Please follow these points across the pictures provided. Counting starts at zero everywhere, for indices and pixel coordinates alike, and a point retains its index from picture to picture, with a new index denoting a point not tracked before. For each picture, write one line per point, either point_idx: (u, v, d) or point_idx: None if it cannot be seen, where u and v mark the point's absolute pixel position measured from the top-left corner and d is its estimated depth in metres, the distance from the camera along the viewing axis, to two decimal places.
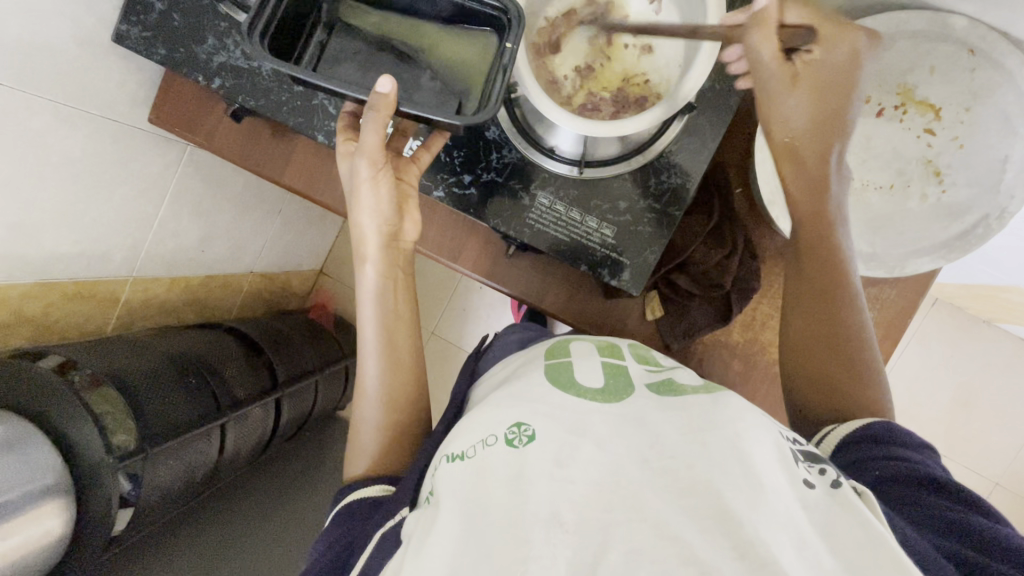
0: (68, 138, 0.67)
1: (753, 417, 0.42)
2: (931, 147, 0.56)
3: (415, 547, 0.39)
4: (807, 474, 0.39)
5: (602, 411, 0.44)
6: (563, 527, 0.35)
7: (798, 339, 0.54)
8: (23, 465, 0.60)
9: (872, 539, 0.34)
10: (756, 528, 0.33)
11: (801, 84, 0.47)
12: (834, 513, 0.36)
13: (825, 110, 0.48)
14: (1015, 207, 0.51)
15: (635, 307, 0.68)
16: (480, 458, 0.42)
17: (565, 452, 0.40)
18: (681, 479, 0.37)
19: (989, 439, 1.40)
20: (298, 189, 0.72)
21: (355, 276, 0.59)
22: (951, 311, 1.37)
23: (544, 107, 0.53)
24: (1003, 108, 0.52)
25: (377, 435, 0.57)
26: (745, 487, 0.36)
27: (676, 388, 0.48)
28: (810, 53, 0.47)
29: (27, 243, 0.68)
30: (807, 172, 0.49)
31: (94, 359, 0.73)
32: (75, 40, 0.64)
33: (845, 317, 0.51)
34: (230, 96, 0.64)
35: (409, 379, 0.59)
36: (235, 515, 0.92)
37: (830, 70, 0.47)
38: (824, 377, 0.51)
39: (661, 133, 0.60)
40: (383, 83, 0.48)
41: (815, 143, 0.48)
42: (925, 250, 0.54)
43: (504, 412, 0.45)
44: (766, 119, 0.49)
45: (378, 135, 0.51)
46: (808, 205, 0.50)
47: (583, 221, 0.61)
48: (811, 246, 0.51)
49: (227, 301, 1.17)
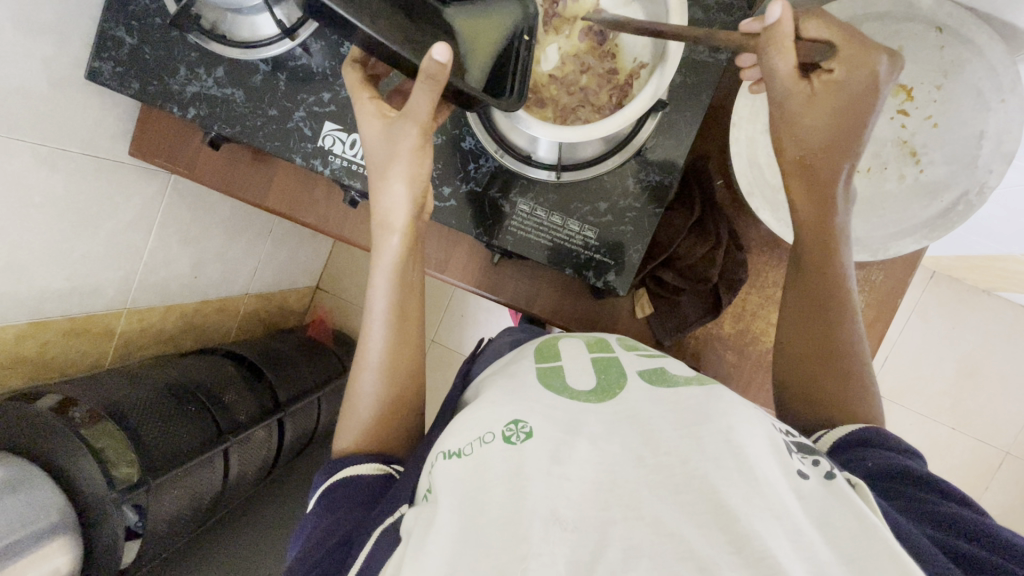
0: (50, 177, 0.68)
1: (746, 410, 0.42)
2: (906, 127, 0.55)
3: (413, 547, 0.38)
4: (801, 465, 0.40)
5: (596, 411, 0.45)
6: (562, 524, 0.35)
7: (790, 339, 0.54)
8: (26, 507, 0.60)
9: (867, 531, 0.33)
10: (751, 521, 0.33)
11: (818, 102, 0.46)
12: (828, 503, 0.36)
13: (843, 125, 0.46)
14: (994, 181, 0.50)
15: (624, 304, 0.69)
16: (477, 457, 0.41)
17: (561, 451, 0.40)
18: (675, 476, 0.37)
19: (997, 407, 1.39)
20: (281, 211, 0.72)
21: (377, 242, 0.58)
22: (948, 283, 1.36)
23: (521, 120, 0.53)
24: (975, 84, 0.51)
25: (375, 407, 0.57)
26: (741, 482, 0.35)
27: (667, 377, 0.49)
28: (829, 72, 0.45)
29: (17, 284, 0.69)
30: (820, 200, 0.49)
31: (92, 395, 0.73)
32: (49, 81, 0.64)
33: (832, 324, 0.51)
34: (205, 124, 0.64)
35: (412, 355, 0.60)
36: (230, 542, 0.92)
37: (850, 97, 0.45)
38: (805, 384, 0.52)
39: (637, 129, 0.59)
40: (439, 51, 0.45)
41: (831, 159, 0.47)
42: (906, 232, 0.54)
43: (500, 408, 0.44)
44: (782, 135, 0.49)
45: (428, 105, 0.50)
46: (812, 215, 0.49)
47: (564, 225, 0.61)
48: (810, 251, 0.51)
49: (225, 325, 1.18)
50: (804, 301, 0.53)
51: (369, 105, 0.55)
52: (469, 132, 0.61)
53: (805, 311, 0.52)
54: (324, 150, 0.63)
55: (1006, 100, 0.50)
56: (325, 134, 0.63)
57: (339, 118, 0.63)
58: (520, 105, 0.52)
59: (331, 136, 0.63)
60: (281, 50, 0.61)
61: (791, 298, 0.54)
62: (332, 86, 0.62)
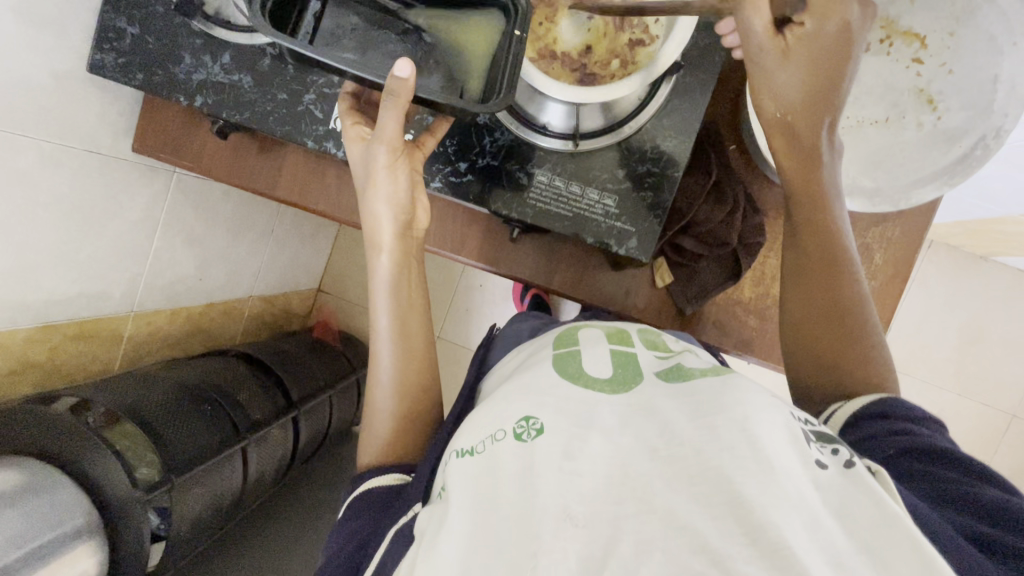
0: (54, 174, 0.66)
1: (764, 398, 0.39)
2: (921, 75, 0.55)
3: (426, 547, 0.38)
4: (819, 454, 0.37)
5: (609, 402, 0.42)
6: (572, 520, 0.34)
7: (794, 309, 0.52)
8: (51, 509, 0.59)
9: (888, 520, 0.31)
10: (767, 512, 0.31)
11: (794, 56, 0.46)
12: (849, 492, 0.34)
13: (819, 80, 0.46)
14: (1010, 123, 0.52)
15: (644, 274, 0.69)
16: (489, 455, 0.40)
17: (574, 446, 0.38)
18: (689, 467, 0.35)
19: (999, 371, 1.41)
20: (292, 201, 0.71)
21: (370, 263, 0.57)
22: (947, 251, 1.38)
23: (537, 82, 0.53)
24: (988, 29, 0.53)
25: (392, 425, 0.56)
26: (757, 471, 0.33)
27: (684, 370, 0.45)
28: (802, 25, 0.46)
29: (25, 286, 0.67)
30: (802, 161, 0.49)
31: (109, 397, 0.71)
32: (50, 74, 0.62)
33: (835, 291, 0.50)
34: (214, 112, 0.63)
35: (422, 368, 0.58)
36: (253, 555, 0.91)
37: (822, 47, 0.45)
38: (819, 348, 0.50)
39: (651, 95, 0.60)
40: (402, 66, 0.46)
41: (811, 116, 0.47)
42: (925, 180, 0.55)
43: (513, 404, 0.43)
44: (758, 86, 0.49)
45: (397, 121, 0.50)
46: (798, 175, 0.50)
47: (584, 194, 0.61)
48: (805, 207, 0.51)
49: (231, 328, 1.16)
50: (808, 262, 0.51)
51: (350, 130, 0.56)
52: None
53: (809, 275, 0.51)
54: (337, 132, 0.63)
55: (1017, 44, 0.52)
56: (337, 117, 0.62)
57: None
58: (506, 104, 0.48)
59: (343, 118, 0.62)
60: None
61: (793, 276, 0.52)
62: None
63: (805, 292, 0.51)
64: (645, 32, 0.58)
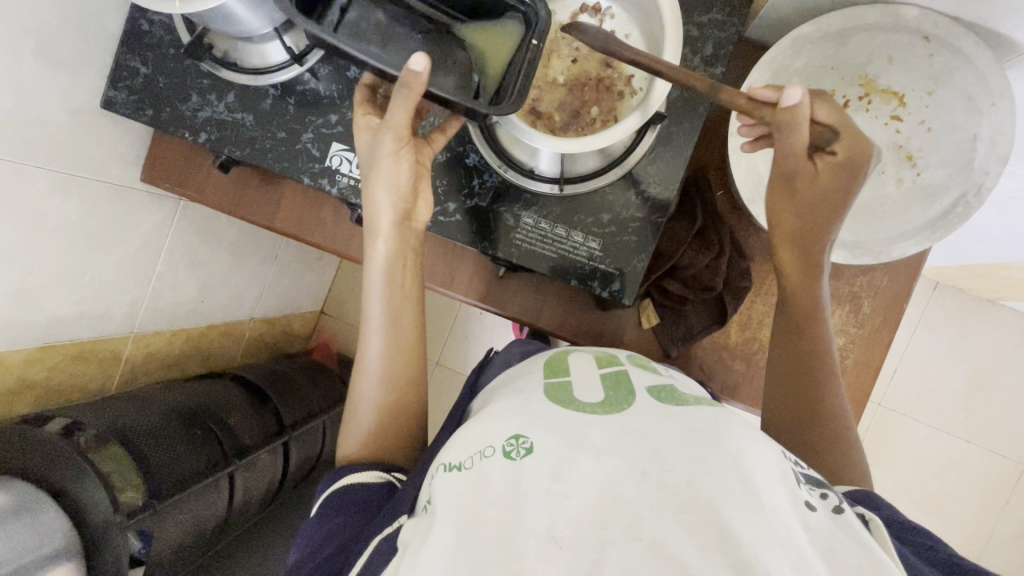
0: (64, 204, 0.69)
1: (754, 433, 0.39)
2: (901, 133, 0.59)
3: (410, 557, 0.37)
4: (809, 496, 0.37)
5: (600, 425, 0.42)
6: (557, 543, 0.33)
7: (775, 378, 0.55)
8: (33, 532, 0.60)
9: (875, 564, 0.32)
10: (753, 547, 0.31)
11: (819, 182, 0.50)
12: (838, 536, 0.34)
13: (823, 205, 0.50)
14: (991, 182, 0.53)
15: (631, 316, 0.69)
16: (477, 471, 0.39)
17: (563, 467, 0.37)
18: (680, 495, 0.34)
19: (1011, 419, 1.37)
20: (289, 232, 0.73)
21: (366, 248, 0.58)
22: (953, 293, 1.36)
23: (521, 132, 0.54)
24: (965, 89, 0.54)
25: (376, 414, 0.56)
26: (746, 507, 0.33)
27: (676, 395, 0.46)
28: (832, 155, 0.49)
29: (28, 308, 0.69)
30: (807, 269, 0.53)
31: (100, 418, 0.72)
32: (65, 110, 0.66)
33: (811, 374, 0.52)
34: (216, 148, 0.66)
35: (411, 362, 0.59)
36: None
37: (839, 185, 0.50)
38: (783, 415, 0.53)
39: (637, 143, 0.60)
40: (416, 60, 0.46)
41: (816, 231, 0.52)
42: (909, 235, 0.56)
43: (503, 422, 0.42)
44: (777, 198, 0.53)
45: (405, 111, 0.50)
46: (800, 282, 0.53)
47: (568, 237, 0.62)
48: (794, 312, 0.54)
49: (230, 351, 1.18)
50: (803, 328, 0.53)
51: (360, 119, 0.57)
52: (473, 149, 0.63)
53: (801, 354, 0.53)
54: (332, 169, 0.65)
55: (996, 104, 0.53)
56: (333, 154, 0.65)
57: (346, 139, 0.65)
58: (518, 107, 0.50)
59: (338, 156, 0.64)
60: (289, 74, 0.63)
61: (776, 354, 0.55)
62: (340, 108, 0.64)
63: (794, 371, 0.53)
64: (627, 84, 0.59)
